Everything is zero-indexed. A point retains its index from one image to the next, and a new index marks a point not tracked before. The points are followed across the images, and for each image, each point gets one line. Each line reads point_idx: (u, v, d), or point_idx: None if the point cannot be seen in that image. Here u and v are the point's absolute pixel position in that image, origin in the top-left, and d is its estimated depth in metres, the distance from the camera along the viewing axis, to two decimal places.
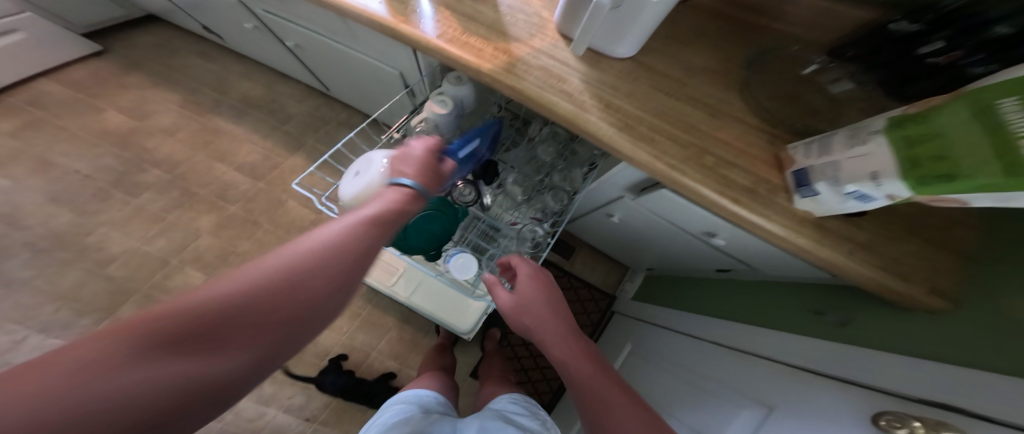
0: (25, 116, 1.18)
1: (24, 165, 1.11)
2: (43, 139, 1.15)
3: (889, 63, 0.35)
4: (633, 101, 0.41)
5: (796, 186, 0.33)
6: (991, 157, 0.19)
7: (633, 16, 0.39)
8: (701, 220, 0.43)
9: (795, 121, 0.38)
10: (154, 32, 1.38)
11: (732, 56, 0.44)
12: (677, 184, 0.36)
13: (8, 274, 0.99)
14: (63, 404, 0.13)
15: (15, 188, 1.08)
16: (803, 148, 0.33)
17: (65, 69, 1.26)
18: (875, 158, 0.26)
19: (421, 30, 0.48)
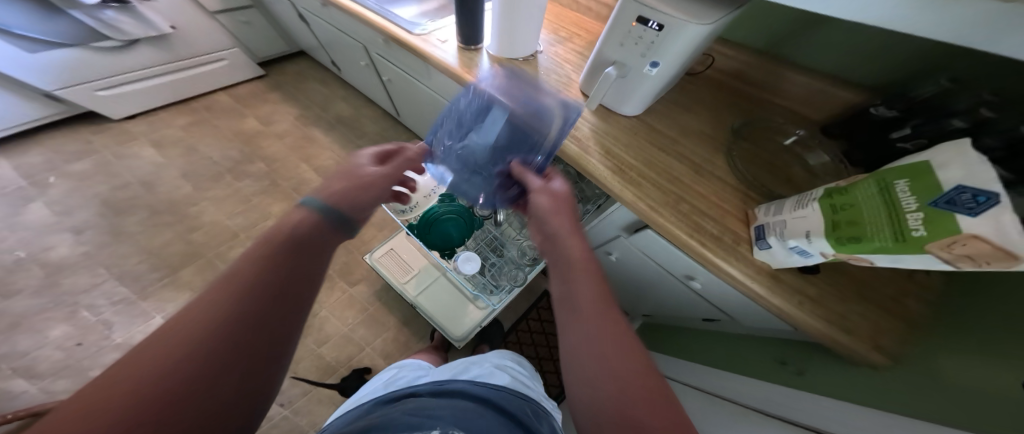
0: (196, 116, 1.60)
1: (177, 150, 1.49)
2: (201, 133, 1.55)
3: (866, 144, 0.42)
4: (630, 151, 0.50)
5: (756, 239, 0.38)
6: (888, 225, 0.25)
7: (637, 84, 0.49)
8: (682, 262, 0.50)
9: (768, 185, 0.45)
10: (290, 62, 1.83)
11: (723, 125, 0.54)
12: (656, 223, 0.43)
13: (124, 226, 1.29)
14: (103, 422, 0.18)
15: (163, 165, 1.45)
16: (764, 209, 0.39)
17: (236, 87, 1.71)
18: (810, 219, 0.31)
19: (478, 79, 0.62)
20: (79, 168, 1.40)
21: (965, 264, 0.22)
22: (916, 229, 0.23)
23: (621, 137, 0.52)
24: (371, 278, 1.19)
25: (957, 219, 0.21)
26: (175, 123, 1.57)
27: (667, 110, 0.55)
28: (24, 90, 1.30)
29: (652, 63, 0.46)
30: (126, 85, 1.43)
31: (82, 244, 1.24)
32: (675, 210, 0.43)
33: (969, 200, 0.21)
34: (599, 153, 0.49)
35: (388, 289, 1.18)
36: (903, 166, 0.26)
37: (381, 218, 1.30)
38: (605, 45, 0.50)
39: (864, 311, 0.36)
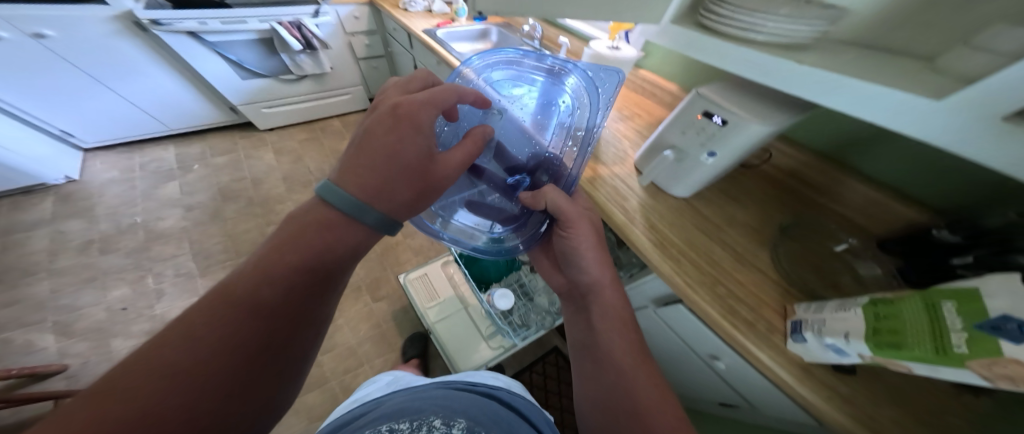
0: (311, 132, 2.04)
1: (288, 157, 1.87)
2: (310, 147, 1.95)
3: (920, 265, 0.42)
4: (671, 227, 0.53)
5: (791, 331, 0.38)
6: (929, 337, 0.26)
7: (689, 171, 0.55)
8: (708, 342, 0.48)
9: (813, 288, 0.44)
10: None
11: (770, 220, 0.55)
12: (688, 297, 0.44)
13: (223, 211, 1.58)
14: (192, 376, 0.30)
15: (274, 166, 1.82)
16: (804, 306, 0.39)
17: (348, 115, 2.18)
18: (851, 322, 0.31)
19: None
20: (220, 161, 1.80)
21: (1003, 384, 0.22)
22: (957, 346, 0.24)
23: (663, 211, 0.56)
24: (392, 297, 1.24)
25: (998, 343, 0.22)
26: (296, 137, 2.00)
27: (714, 196, 0.59)
28: (220, 104, 1.83)
29: (709, 152, 0.52)
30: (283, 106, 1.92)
31: (184, 220, 1.53)
32: (710, 290, 0.44)
33: (1015, 330, 0.21)
34: (642, 225, 0.53)
35: (404, 312, 1.21)
36: (956, 289, 0.26)
37: (419, 244, 1.40)
38: (667, 131, 0.57)
39: (894, 417, 0.34)
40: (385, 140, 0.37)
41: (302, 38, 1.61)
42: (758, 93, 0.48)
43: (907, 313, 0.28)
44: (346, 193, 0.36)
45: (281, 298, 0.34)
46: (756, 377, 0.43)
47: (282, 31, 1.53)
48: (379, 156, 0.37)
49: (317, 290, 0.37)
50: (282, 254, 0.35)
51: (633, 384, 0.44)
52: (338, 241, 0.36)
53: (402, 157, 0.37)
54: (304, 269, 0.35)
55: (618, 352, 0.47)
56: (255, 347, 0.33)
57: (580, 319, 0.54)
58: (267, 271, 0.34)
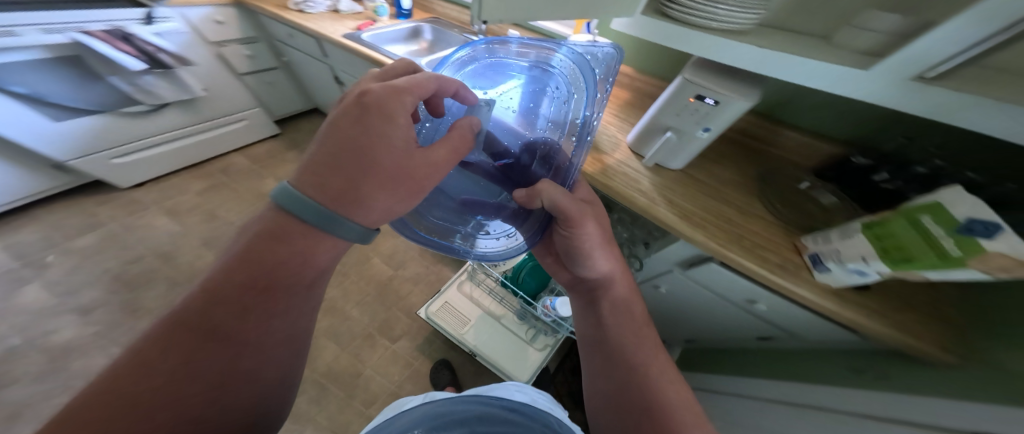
0: (212, 180, 1.67)
1: (197, 216, 1.52)
2: (221, 198, 1.60)
3: (857, 187, 0.61)
4: (687, 200, 0.63)
5: (815, 264, 0.54)
6: (928, 248, 0.40)
7: (686, 146, 0.63)
8: (744, 289, 0.67)
9: (799, 222, 0.61)
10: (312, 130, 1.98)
11: (747, 173, 0.70)
12: (729, 258, 0.56)
13: (143, 301, 1.25)
14: (165, 395, 0.33)
15: (184, 233, 1.46)
16: (813, 241, 0.55)
17: (254, 147, 1.82)
18: (863, 248, 0.47)
19: None
20: (83, 244, 1.38)
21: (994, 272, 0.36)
22: (951, 251, 0.38)
23: (676, 187, 0.66)
24: (411, 333, 1.24)
25: (977, 241, 0.35)
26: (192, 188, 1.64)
27: (703, 162, 0.70)
28: (35, 163, 1.35)
29: (704, 129, 0.59)
30: (143, 150, 1.49)
31: (90, 326, 1.18)
32: (741, 245, 0.57)
33: (981, 229, 0.35)
34: (665, 203, 0.62)
35: (430, 342, 1.22)
36: (923, 205, 0.42)
37: (415, 273, 1.39)
38: (661, 114, 0.64)
39: (916, 320, 0.53)
40: (354, 140, 0.35)
41: (138, 54, 1.19)
42: (728, 73, 0.57)
43: (904, 234, 0.43)
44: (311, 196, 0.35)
45: (222, 314, 0.36)
46: (801, 311, 0.63)
47: (95, 45, 1.08)
48: (344, 151, 0.35)
49: (258, 307, 0.37)
50: (236, 271, 0.36)
51: (648, 374, 0.47)
52: (303, 258, 0.37)
53: (368, 150, 0.35)
54: (246, 289, 0.36)
55: (628, 337, 0.51)
56: (198, 363, 0.35)
57: (589, 312, 0.56)
58: (219, 292, 0.36)
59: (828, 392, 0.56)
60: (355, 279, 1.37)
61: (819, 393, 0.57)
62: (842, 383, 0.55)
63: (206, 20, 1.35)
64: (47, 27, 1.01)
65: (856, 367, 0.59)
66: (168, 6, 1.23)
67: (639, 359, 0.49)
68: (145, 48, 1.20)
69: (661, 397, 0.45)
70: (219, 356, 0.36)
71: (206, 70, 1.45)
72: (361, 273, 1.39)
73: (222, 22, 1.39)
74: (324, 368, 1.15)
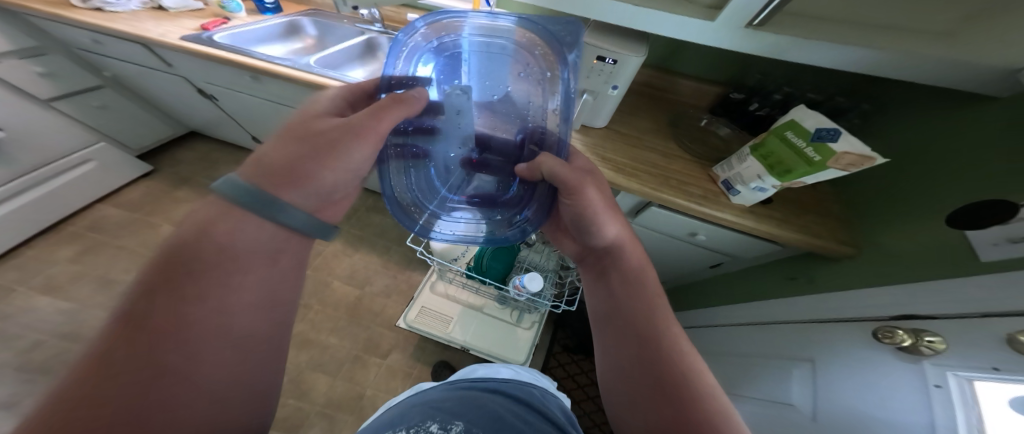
0: (85, 241, 1.30)
1: (87, 286, 1.20)
2: (106, 261, 1.27)
3: (743, 118, 0.73)
4: (618, 155, 0.67)
5: (729, 189, 0.63)
6: (799, 159, 0.49)
7: (605, 104, 0.65)
8: (685, 226, 0.75)
9: (707, 156, 0.70)
10: (201, 155, 1.61)
11: (660, 120, 0.77)
12: (661, 198, 0.62)
13: None
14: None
15: (76, 309, 1.15)
16: (722, 169, 0.64)
17: (122, 192, 1.43)
18: (754, 167, 0.56)
19: None
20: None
21: (848, 168, 0.44)
22: (813, 158, 0.47)
23: (607, 143, 0.69)
24: (400, 345, 1.24)
25: (829, 146, 0.44)
26: (57, 257, 1.25)
27: (624, 117, 0.75)
28: None
29: (614, 87, 0.62)
30: None
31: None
32: (672, 186, 0.64)
33: (827, 135, 0.44)
34: (601, 160, 0.65)
35: (422, 348, 1.24)
36: (782, 124, 0.51)
37: (385, 287, 1.34)
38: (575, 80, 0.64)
39: (816, 218, 0.66)
40: (308, 140, 0.37)
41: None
42: (620, 32, 0.61)
43: (778, 150, 0.51)
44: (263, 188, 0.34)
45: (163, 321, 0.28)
46: (728, 235, 0.72)
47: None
48: (300, 148, 0.37)
49: (207, 308, 0.30)
50: (175, 271, 0.30)
51: (667, 344, 0.40)
52: (244, 259, 0.33)
53: (321, 138, 0.37)
54: (194, 294, 0.30)
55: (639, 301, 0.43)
56: (127, 394, 0.26)
57: (600, 285, 0.48)
58: (155, 292, 0.29)
59: (784, 307, 0.69)
60: (320, 310, 1.27)
61: (783, 309, 0.69)
62: (794, 295, 0.68)
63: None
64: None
65: (791, 274, 0.72)
66: None
67: (657, 323, 0.41)
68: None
69: (676, 373, 0.38)
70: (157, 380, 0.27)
71: None
72: (324, 303, 1.29)
73: None
74: (324, 400, 1.12)
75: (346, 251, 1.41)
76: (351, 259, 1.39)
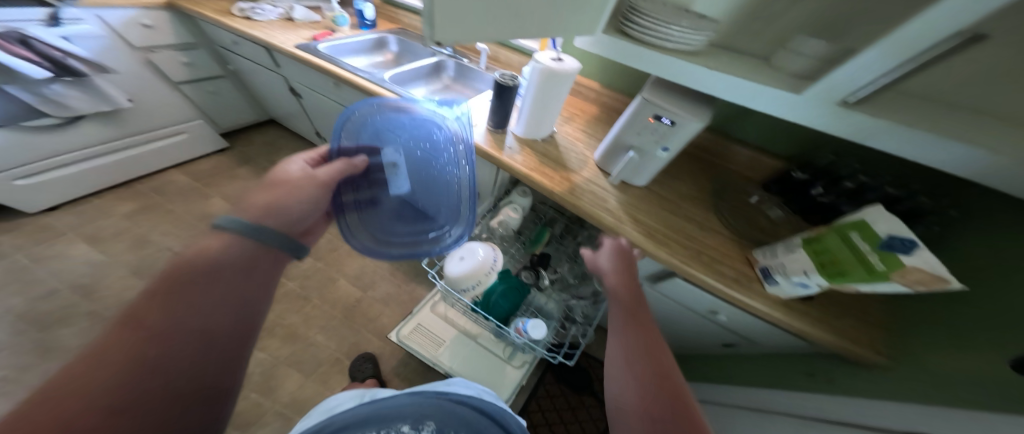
0: (144, 200, 1.46)
1: (124, 243, 1.31)
2: (153, 221, 1.39)
3: (798, 201, 0.71)
4: (652, 218, 0.68)
5: (766, 278, 0.60)
6: (857, 262, 0.45)
7: (648, 164, 0.67)
8: (708, 303, 0.72)
9: (748, 235, 0.68)
10: (266, 142, 1.83)
11: (705, 190, 0.78)
12: (688, 273, 0.60)
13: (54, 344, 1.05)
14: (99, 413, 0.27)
15: (106, 262, 1.25)
16: (763, 254, 0.62)
17: (194, 162, 1.64)
18: (801, 262, 0.53)
19: (511, 160, 0.73)
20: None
21: (914, 287, 0.40)
22: (877, 265, 0.43)
23: (633, 202, 0.71)
24: (384, 355, 1.18)
25: (900, 256, 0.41)
26: (118, 210, 1.41)
27: (665, 179, 0.77)
28: None
29: (663, 148, 0.63)
30: (53, 171, 1.27)
31: None
32: (703, 263, 0.62)
33: (901, 244, 0.41)
34: (633, 221, 0.66)
35: (405, 364, 1.16)
36: (852, 223, 0.49)
37: (387, 293, 1.33)
38: (624, 134, 0.66)
39: (858, 322, 0.60)
40: (281, 190, 0.48)
41: (40, 60, 1.02)
42: (680, 96, 0.61)
43: (837, 248, 0.49)
44: (231, 228, 0.40)
45: (158, 307, 0.32)
46: (752, 320, 0.69)
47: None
48: (272, 196, 0.47)
49: (211, 307, 0.35)
50: (194, 280, 0.36)
51: (681, 404, 0.37)
52: (254, 285, 0.40)
53: (302, 190, 0.49)
54: (197, 287, 0.35)
55: (650, 354, 0.42)
56: (100, 388, 0.27)
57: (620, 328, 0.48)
58: (176, 288, 0.34)
59: (793, 400, 0.62)
60: (319, 304, 1.27)
61: (793, 403, 0.62)
62: (806, 392, 0.62)
63: (131, 23, 1.21)
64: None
65: (810, 371, 0.65)
66: (78, 7, 1.09)
67: (670, 373, 0.40)
68: (50, 54, 1.04)
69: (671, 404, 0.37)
70: (166, 353, 0.31)
71: (131, 78, 1.29)
72: (325, 296, 1.29)
73: (151, 26, 1.27)
74: (288, 400, 1.05)
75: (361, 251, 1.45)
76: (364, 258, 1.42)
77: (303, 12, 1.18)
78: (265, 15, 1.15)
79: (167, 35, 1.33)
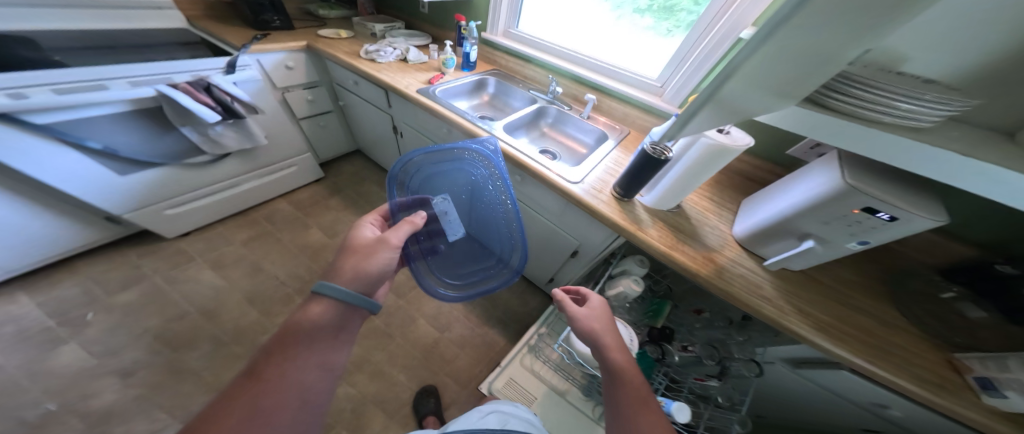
0: (257, 229, 1.65)
1: (241, 270, 1.50)
2: (264, 249, 1.58)
3: (976, 279, 0.58)
4: (817, 307, 0.62)
5: (985, 388, 0.50)
6: None
7: (827, 253, 0.60)
8: (871, 395, 0.59)
9: (955, 337, 0.57)
10: (353, 174, 2.00)
11: (872, 275, 0.70)
12: (876, 374, 0.54)
13: (189, 365, 1.21)
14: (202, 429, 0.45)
15: (228, 286, 1.43)
16: (980, 364, 0.51)
17: (296, 193, 1.84)
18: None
19: (650, 237, 0.74)
20: (130, 298, 1.36)
21: None
22: None
23: (788, 292, 0.65)
24: (460, 401, 1.17)
25: None
26: (236, 238, 1.62)
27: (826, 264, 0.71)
28: (89, 215, 1.34)
29: (861, 241, 0.55)
30: (192, 201, 1.48)
31: (135, 388, 1.14)
32: (890, 363, 0.54)
33: None
34: (797, 313, 0.61)
35: None
36: None
37: (462, 335, 1.34)
38: (800, 220, 0.60)
39: None
40: (347, 258, 0.62)
41: (214, 104, 1.19)
42: (887, 183, 0.53)
43: None
44: (342, 299, 0.57)
45: (288, 347, 0.54)
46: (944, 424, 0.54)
47: (178, 97, 1.08)
48: (348, 263, 0.62)
49: (301, 353, 0.54)
50: (287, 338, 0.55)
51: (643, 419, 0.52)
52: (325, 345, 0.56)
53: (370, 258, 0.62)
54: (299, 337, 0.55)
55: (630, 381, 0.57)
56: (253, 408, 0.49)
57: (611, 390, 0.57)
58: (286, 340, 0.54)
59: None
60: (401, 342, 1.31)
61: None
62: None
63: (278, 66, 1.42)
64: (135, 80, 1.05)
65: None
66: (248, 54, 1.28)
67: (642, 391, 0.55)
68: (222, 98, 1.20)
69: None
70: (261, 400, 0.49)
71: (270, 117, 1.49)
72: (406, 334, 1.33)
73: (291, 67, 1.46)
74: None
75: None
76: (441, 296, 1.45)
77: (416, 55, 1.28)
78: (387, 56, 1.27)
79: (297, 77, 1.51)
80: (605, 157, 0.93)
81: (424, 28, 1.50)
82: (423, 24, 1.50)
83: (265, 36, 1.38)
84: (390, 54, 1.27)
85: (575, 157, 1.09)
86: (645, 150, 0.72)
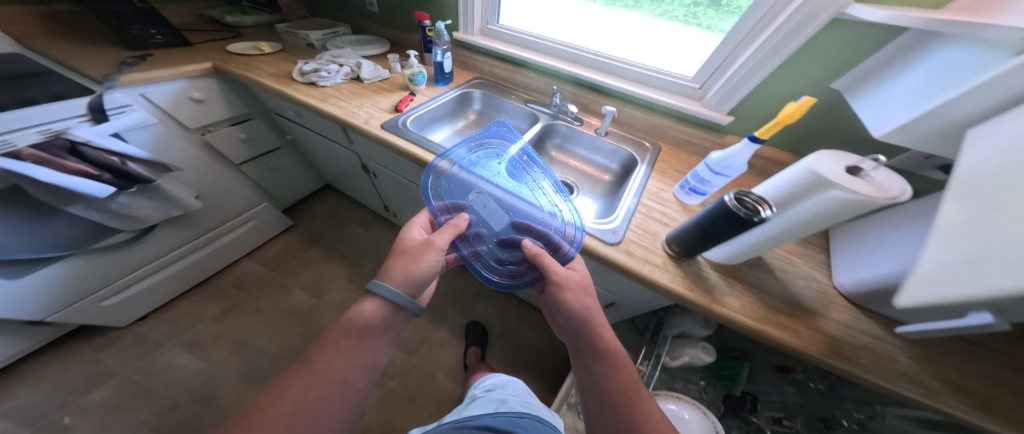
0: (228, 299, 1.42)
1: (223, 350, 1.28)
2: (244, 322, 1.35)
3: None
4: (974, 380, 0.48)
5: None
6: None
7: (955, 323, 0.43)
8: None
9: None
10: (328, 214, 1.75)
11: None
12: None
13: None
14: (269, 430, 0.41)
15: (210, 374, 1.22)
16: None
17: (264, 247, 1.58)
18: None
19: (732, 309, 0.55)
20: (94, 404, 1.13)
21: None
22: None
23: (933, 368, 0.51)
24: None
25: None
26: (206, 314, 1.38)
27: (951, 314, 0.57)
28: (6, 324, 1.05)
29: None
30: (135, 283, 1.21)
31: None
32: None
33: None
34: (953, 391, 0.46)
35: None
36: None
37: None
38: None
39: None
40: (401, 253, 0.55)
41: (99, 171, 0.85)
42: None
43: None
44: (397, 300, 0.51)
45: (327, 353, 0.48)
46: None
47: (32, 172, 0.73)
48: (403, 260, 0.54)
49: (335, 358, 0.48)
50: (334, 340, 0.49)
51: (624, 389, 0.52)
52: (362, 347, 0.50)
53: (421, 261, 0.54)
54: (343, 339, 0.49)
55: (606, 344, 0.54)
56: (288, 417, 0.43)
57: (581, 361, 0.55)
58: (331, 346, 0.49)
59: None
60: (425, 408, 1.15)
61: None
62: None
63: (179, 99, 1.02)
64: None
65: None
66: (122, 89, 0.89)
67: (616, 355, 0.54)
68: (107, 160, 0.86)
69: None
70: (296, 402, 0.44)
71: (191, 169, 1.13)
72: (429, 399, 1.18)
73: (200, 99, 1.06)
74: None
75: (454, 342, 1.32)
76: (458, 349, 1.29)
77: (368, 71, 0.98)
78: (326, 77, 0.95)
79: (215, 111, 1.12)
80: (634, 190, 0.73)
81: (381, 32, 1.21)
82: (378, 28, 1.21)
83: (144, 58, 0.99)
84: (332, 74, 0.97)
85: (598, 190, 0.88)
86: (727, 207, 0.49)
